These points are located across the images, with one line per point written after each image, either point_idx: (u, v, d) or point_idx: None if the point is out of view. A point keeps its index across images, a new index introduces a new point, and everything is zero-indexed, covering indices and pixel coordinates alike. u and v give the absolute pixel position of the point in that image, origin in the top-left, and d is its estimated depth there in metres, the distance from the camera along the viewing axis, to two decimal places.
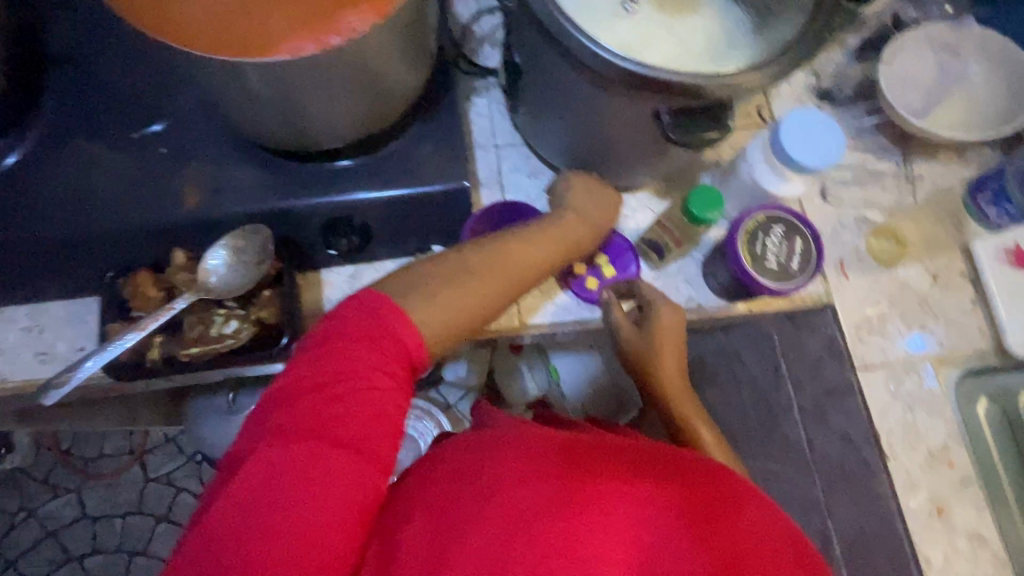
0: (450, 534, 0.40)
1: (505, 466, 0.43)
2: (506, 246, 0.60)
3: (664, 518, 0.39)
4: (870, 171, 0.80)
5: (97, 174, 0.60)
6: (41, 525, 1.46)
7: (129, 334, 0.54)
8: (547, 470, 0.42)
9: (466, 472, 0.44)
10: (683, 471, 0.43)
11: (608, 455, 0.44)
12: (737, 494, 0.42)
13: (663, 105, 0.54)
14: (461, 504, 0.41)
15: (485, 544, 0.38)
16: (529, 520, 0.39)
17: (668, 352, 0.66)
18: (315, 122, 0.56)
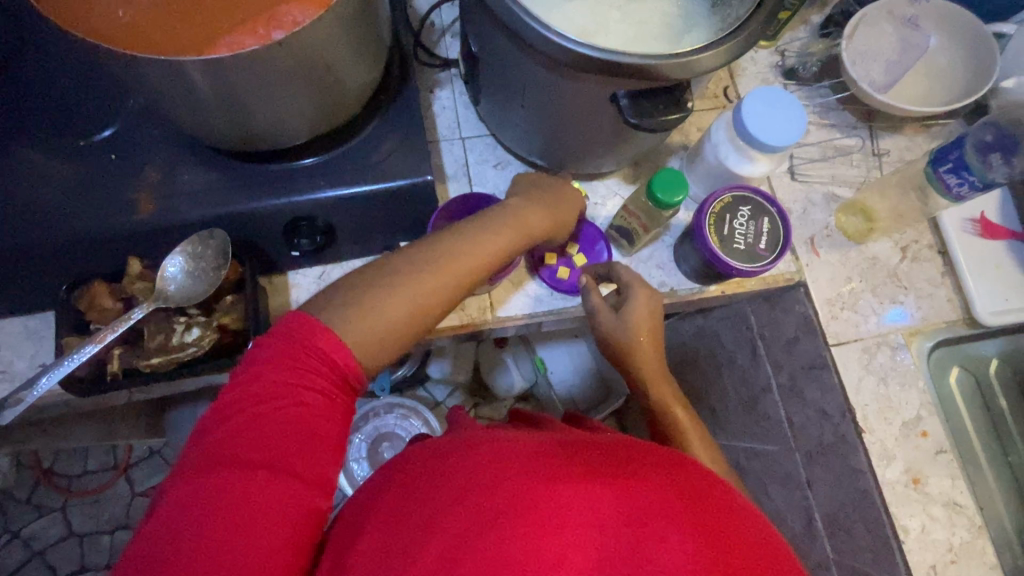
0: (408, 544, 0.39)
1: (465, 471, 0.42)
2: (457, 244, 0.56)
3: (624, 519, 0.39)
4: (837, 148, 0.81)
5: (44, 182, 0.58)
6: (26, 546, 1.43)
7: (86, 346, 0.53)
8: (507, 475, 0.41)
9: (427, 479, 0.43)
10: (646, 471, 0.43)
11: (571, 457, 0.43)
12: (699, 493, 0.42)
13: (620, 88, 0.53)
14: (421, 515, 0.40)
15: (443, 554, 0.38)
16: (488, 527, 0.38)
17: (647, 337, 0.66)
18: (268, 121, 0.55)
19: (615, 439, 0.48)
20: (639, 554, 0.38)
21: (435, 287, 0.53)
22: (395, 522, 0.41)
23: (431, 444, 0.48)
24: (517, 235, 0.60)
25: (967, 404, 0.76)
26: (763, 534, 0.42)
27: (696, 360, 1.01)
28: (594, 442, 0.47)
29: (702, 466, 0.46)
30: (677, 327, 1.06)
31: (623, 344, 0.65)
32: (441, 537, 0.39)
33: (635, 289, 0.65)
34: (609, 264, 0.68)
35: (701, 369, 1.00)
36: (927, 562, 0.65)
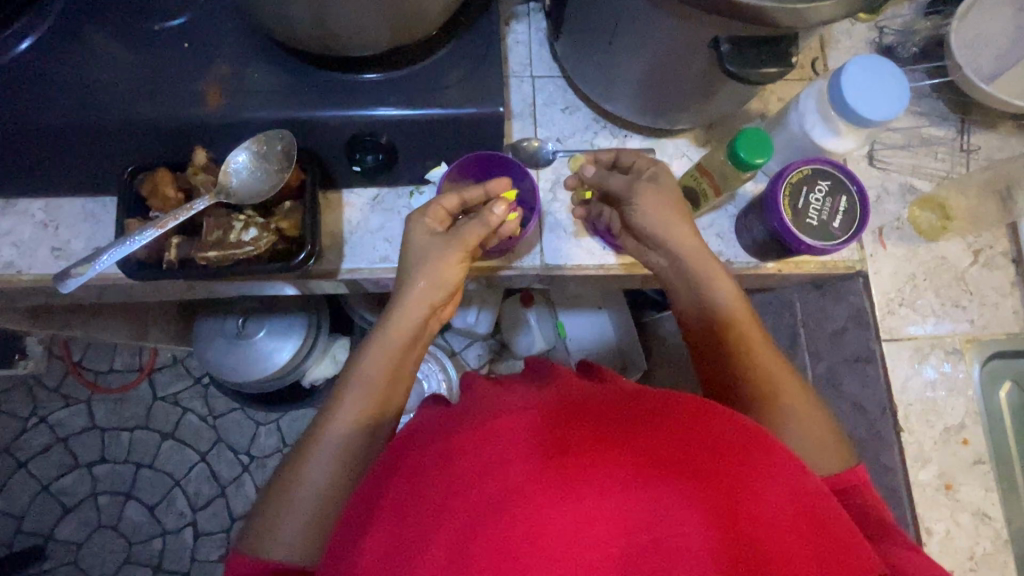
0: (425, 521, 0.39)
1: (472, 451, 0.41)
2: (345, 385, 0.59)
3: (642, 482, 0.38)
4: (923, 138, 0.76)
5: (113, 64, 0.57)
6: (52, 431, 1.50)
7: (147, 230, 0.53)
8: (515, 453, 0.39)
9: (435, 458, 0.42)
10: (661, 423, 0.41)
11: (579, 421, 0.41)
12: (720, 440, 0.40)
13: (724, 32, 0.50)
14: (425, 502, 0.40)
15: (458, 531, 0.38)
16: (500, 506, 0.38)
17: (666, 207, 0.61)
18: (348, 25, 0.52)
19: (626, 391, 0.46)
20: (661, 515, 0.37)
21: (335, 452, 0.56)
22: (411, 498, 0.41)
23: (436, 422, 0.48)
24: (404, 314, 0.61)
25: (1010, 420, 0.74)
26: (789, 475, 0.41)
27: None
28: (603, 399, 0.45)
29: (721, 409, 0.44)
30: None
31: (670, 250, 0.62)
32: (455, 516, 0.38)
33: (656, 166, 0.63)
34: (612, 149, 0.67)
35: None
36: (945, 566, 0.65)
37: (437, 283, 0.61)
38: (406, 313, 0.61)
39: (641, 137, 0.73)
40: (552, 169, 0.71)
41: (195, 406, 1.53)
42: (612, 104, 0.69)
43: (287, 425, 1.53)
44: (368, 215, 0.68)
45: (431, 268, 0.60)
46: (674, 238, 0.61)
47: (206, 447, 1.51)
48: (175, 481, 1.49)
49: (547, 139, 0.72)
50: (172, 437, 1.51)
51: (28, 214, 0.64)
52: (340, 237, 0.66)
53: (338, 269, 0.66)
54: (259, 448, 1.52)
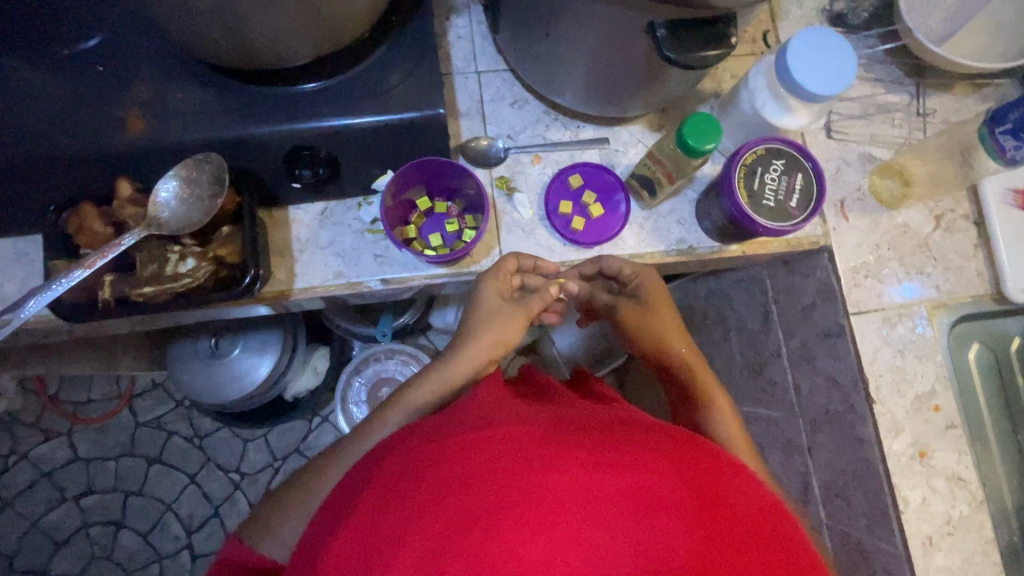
0: (402, 518, 0.40)
1: (461, 458, 0.42)
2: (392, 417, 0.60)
3: (624, 507, 0.40)
4: (880, 105, 0.75)
5: (24, 97, 0.54)
6: (34, 467, 1.47)
7: (74, 271, 0.50)
8: (503, 466, 0.42)
9: (421, 461, 0.44)
10: (649, 457, 0.44)
11: (567, 442, 0.44)
12: (701, 476, 0.44)
13: (659, 16, 0.48)
14: (421, 492, 0.41)
15: (436, 535, 0.39)
16: (483, 515, 0.39)
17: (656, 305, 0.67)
18: (269, 38, 0.50)
19: (612, 420, 0.50)
20: (638, 536, 0.39)
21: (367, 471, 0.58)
22: (407, 489, 0.42)
23: (433, 423, 0.49)
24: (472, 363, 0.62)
25: (981, 381, 0.75)
26: (762, 514, 0.44)
27: (704, 324, 1.00)
28: (589, 425, 0.48)
29: (705, 449, 0.48)
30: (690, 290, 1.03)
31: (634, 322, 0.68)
32: (439, 517, 0.39)
33: (637, 275, 0.66)
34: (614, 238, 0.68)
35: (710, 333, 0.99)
36: (923, 532, 0.65)
37: (500, 343, 0.63)
38: (472, 356, 0.62)
39: (594, 127, 0.71)
40: (506, 166, 0.69)
41: (180, 428, 1.51)
42: (561, 96, 0.67)
43: (276, 439, 1.52)
44: (318, 230, 0.65)
45: (496, 330, 0.63)
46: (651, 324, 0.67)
47: (195, 468, 1.50)
48: (167, 505, 1.48)
49: (497, 136, 0.70)
50: (159, 461, 1.49)
51: None
52: (291, 255, 0.64)
53: (291, 289, 0.64)
54: (249, 464, 1.51)
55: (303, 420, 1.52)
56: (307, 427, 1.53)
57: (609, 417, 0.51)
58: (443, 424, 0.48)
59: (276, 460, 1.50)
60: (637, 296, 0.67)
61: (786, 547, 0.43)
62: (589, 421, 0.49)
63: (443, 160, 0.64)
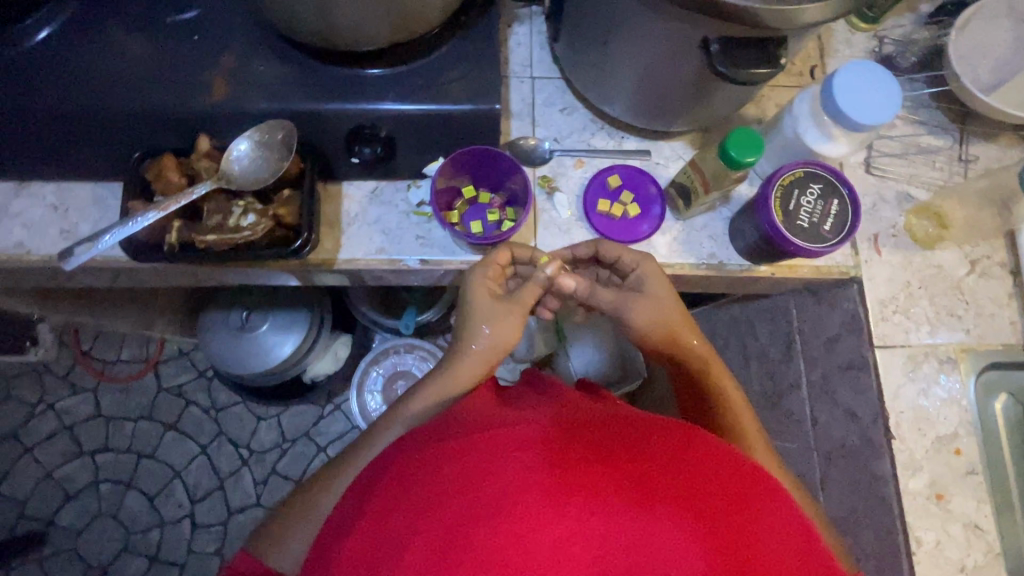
0: (411, 517, 0.42)
1: (465, 458, 0.44)
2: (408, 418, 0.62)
3: (625, 502, 0.41)
4: (921, 147, 0.77)
5: (123, 55, 0.59)
6: (58, 419, 1.52)
7: (148, 213, 0.55)
8: (504, 464, 0.42)
9: (428, 461, 0.45)
10: (667, 468, 0.43)
11: (567, 441, 0.45)
12: (703, 467, 0.44)
13: (714, 32, 0.52)
14: (437, 485, 0.43)
15: (443, 534, 0.40)
16: (486, 514, 0.40)
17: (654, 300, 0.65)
18: (350, 22, 0.54)
19: (612, 416, 0.51)
20: (638, 534, 0.40)
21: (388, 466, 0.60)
22: (424, 482, 0.43)
23: (452, 421, 0.50)
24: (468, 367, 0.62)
25: (1005, 432, 0.73)
26: (765, 506, 0.44)
27: (725, 349, 1.00)
28: (606, 428, 0.48)
29: (733, 462, 0.47)
30: (712, 315, 1.04)
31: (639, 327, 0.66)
32: (453, 512, 0.41)
33: (637, 262, 0.65)
34: (591, 244, 0.67)
35: (729, 359, 0.99)
36: None
37: (495, 342, 0.63)
38: (469, 361, 0.62)
39: (637, 139, 0.74)
40: (549, 167, 0.72)
41: (198, 399, 1.55)
42: (609, 107, 0.70)
43: (287, 421, 1.55)
44: (367, 208, 0.69)
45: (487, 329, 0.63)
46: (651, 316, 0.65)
47: (207, 440, 1.53)
48: (175, 473, 1.51)
49: (544, 138, 0.73)
50: (174, 428, 1.53)
51: (41, 196, 0.66)
52: (339, 227, 0.68)
53: (335, 258, 0.67)
54: (259, 442, 1.54)
55: (316, 405, 1.56)
56: (319, 413, 1.56)
57: (612, 413, 0.52)
58: (448, 426, 0.50)
59: (285, 441, 1.53)
60: (641, 286, 0.65)
61: (785, 542, 0.43)
62: (593, 420, 0.49)
63: (493, 150, 0.67)
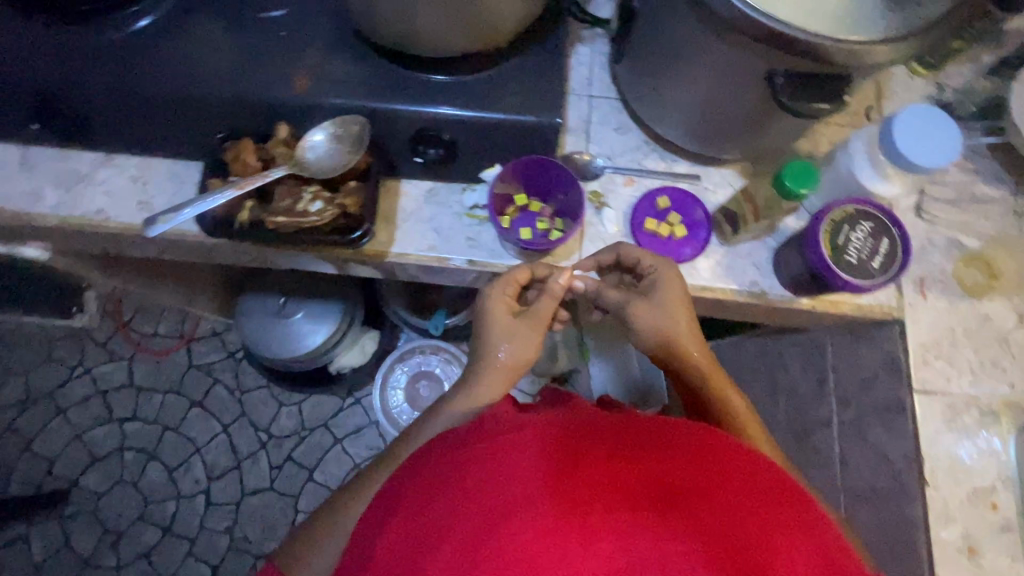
0: (441, 515, 0.42)
1: (491, 458, 0.44)
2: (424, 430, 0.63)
3: (650, 506, 0.42)
4: (976, 195, 0.76)
5: (217, 45, 0.64)
6: (93, 384, 1.58)
7: (226, 190, 0.59)
8: (529, 463, 0.43)
9: (454, 461, 0.46)
10: (694, 480, 0.44)
11: (587, 442, 0.45)
12: (720, 467, 0.45)
13: (779, 66, 0.53)
14: (467, 486, 0.43)
15: (472, 536, 0.41)
16: (514, 511, 0.41)
17: (671, 307, 0.65)
18: (432, 29, 0.58)
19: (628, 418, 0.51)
20: (662, 533, 0.41)
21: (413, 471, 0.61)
22: (454, 482, 0.44)
23: (480, 423, 0.50)
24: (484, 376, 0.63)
25: None
26: (784, 505, 0.45)
27: (752, 381, 0.99)
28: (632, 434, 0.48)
29: (761, 474, 0.47)
30: (741, 346, 1.03)
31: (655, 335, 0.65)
32: (482, 514, 0.41)
33: (657, 268, 0.66)
34: (612, 248, 0.68)
35: (756, 392, 0.98)
36: None
37: (511, 356, 0.64)
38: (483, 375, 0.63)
39: (688, 163, 0.75)
40: (599, 183, 0.74)
41: (225, 379, 1.60)
42: (663, 129, 0.72)
43: (308, 410, 1.58)
44: (422, 206, 0.72)
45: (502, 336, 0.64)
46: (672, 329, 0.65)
47: (229, 420, 1.57)
48: (196, 448, 1.55)
49: (597, 155, 0.75)
50: (200, 405, 1.58)
51: (123, 168, 0.71)
52: (394, 222, 0.71)
53: (387, 251, 0.70)
54: (278, 428, 1.57)
55: (337, 397, 1.59)
56: (338, 405, 1.59)
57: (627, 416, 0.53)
58: (472, 428, 0.50)
59: (303, 430, 1.56)
60: (650, 291, 0.66)
61: (814, 555, 0.43)
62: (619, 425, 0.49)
63: (549, 160, 0.70)
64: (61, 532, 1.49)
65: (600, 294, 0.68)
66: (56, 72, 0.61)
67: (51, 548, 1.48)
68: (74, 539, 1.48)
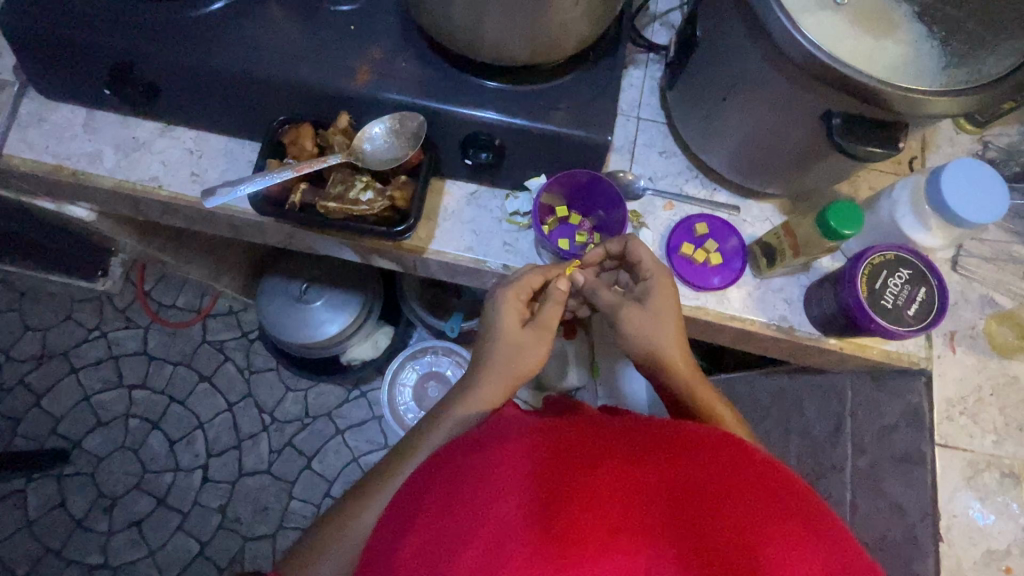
0: (461, 522, 0.42)
1: (506, 464, 0.44)
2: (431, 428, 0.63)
3: (665, 512, 0.42)
4: (1013, 255, 0.76)
5: (287, 32, 0.66)
6: (108, 347, 1.61)
7: (285, 171, 0.61)
8: (543, 468, 0.43)
9: (469, 468, 0.46)
10: (709, 484, 0.43)
11: (595, 445, 0.46)
12: (729, 469, 0.45)
13: (837, 107, 0.54)
14: (483, 490, 0.43)
15: (490, 541, 0.40)
16: (534, 513, 0.41)
17: (662, 310, 0.65)
18: (499, 38, 0.59)
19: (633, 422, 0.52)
20: (673, 540, 0.41)
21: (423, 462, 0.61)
22: (470, 485, 0.44)
23: (494, 429, 0.51)
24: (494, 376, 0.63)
25: None
26: (798, 509, 0.44)
27: (765, 418, 0.99)
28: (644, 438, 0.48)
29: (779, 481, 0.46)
30: (756, 381, 1.03)
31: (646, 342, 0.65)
32: (498, 517, 0.41)
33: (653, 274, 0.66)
34: (619, 244, 0.69)
35: (769, 429, 0.97)
36: None
37: (518, 355, 0.64)
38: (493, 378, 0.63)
39: (729, 193, 0.76)
40: (640, 204, 0.75)
41: (236, 357, 1.62)
42: (708, 157, 0.73)
43: (313, 397, 1.59)
44: (464, 207, 0.73)
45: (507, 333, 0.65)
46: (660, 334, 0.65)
47: (235, 399, 1.59)
48: (200, 423, 1.57)
49: (640, 175, 0.76)
50: (209, 380, 1.60)
51: (180, 140, 0.73)
52: (435, 220, 0.72)
53: (426, 247, 0.71)
54: (282, 412, 1.58)
55: (343, 388, 1.60)
56: (344, 395, 1.60)
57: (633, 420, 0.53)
58: (482, 433, 0.51)
59: (307, 417, 1.57)
60: (643, 297, 0.66)
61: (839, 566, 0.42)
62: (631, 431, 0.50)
63: (597, 176, 0.70)
64: (58, 491, 1.50)
65: (595, 293, 0.69)
66: (133, 42, 0.64)
67: (46, 506, 1.49)
68: (69, 500, 1.49)
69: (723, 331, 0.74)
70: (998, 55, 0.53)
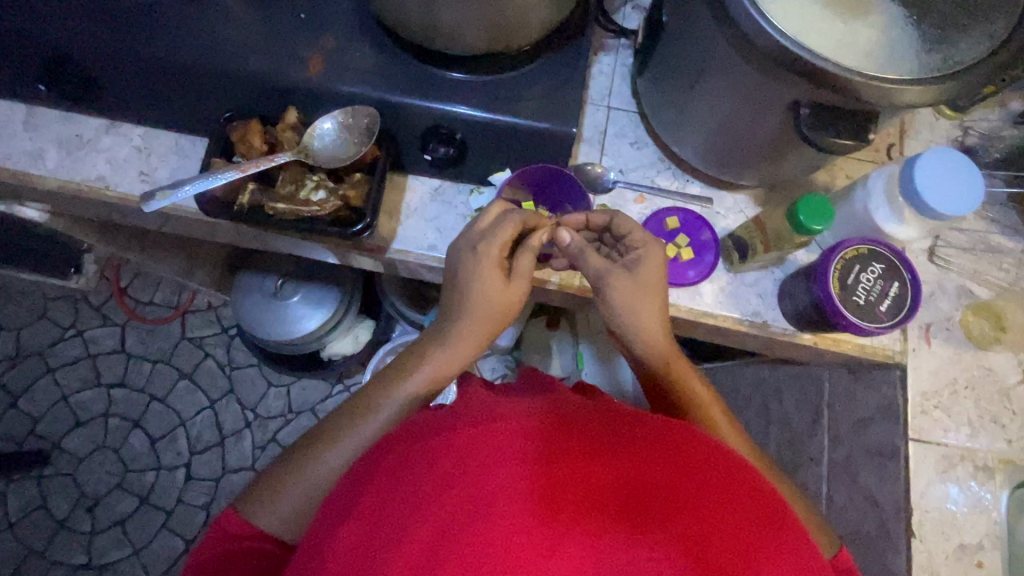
0: (403, 517, 0.41)
1: (458, 456, 0.42)
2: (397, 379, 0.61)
3: (610, 497, 0.41)
4: (991, 245, 0.75)
5: (231, 21, 0.62)
6: (84, 346, 1.57)
7: (228, 171, 0.58)
8: (490, 457, 0.42)
9: (419, 457, 0.44)
10: (657, 468, 0.43)
11: (546, 429, 0.44)
12: (680, 455, 0.44)
13: (806, 97, 0.52)
14: (429, 479, 0.42)
15: (433, 532, 0.39)
16: (480, 512, 0.40)
17: (648, 276, 0.62)
18: (453, 27, 0.56)
19: (592, 408, 0.50)
20: (618, 522, 0.40)
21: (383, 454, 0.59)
22: (413, 477, 0.42)
23: (444, 415, 0.49)
24: (468, 329, 0.62)
25: None
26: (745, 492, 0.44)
27: (745, 409, 0.98)
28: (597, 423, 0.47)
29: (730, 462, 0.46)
30: (737, 371, 1.02)
31: (643, 313, 0.63)
32: (442, 509, 0.40)
33: (644, 246, 0.63)
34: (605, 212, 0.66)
35: (748, 420, 0.96)
36: None
37: (493, 310, 0.62)
38: (464, 330, 0.62)
39: (702, 185, 0.74)
40: (610, 197, 0.73)
41: (216, 353, 1.59)
42: (680, 147, 0.71)
43: (295, 392, 1.57)
44: (427, 204, 0.71)
45: (486, 289, 0.61)
46: (656, 304, 0.63)
47: (217, 395, 1.56)
48: (181, 420, 1.55)
49: (610, 167, 0.74)
50: (189, 377, 1.57)
51: (128, 137, 0.70)
52: (397, 218, 0.69)
53: (388, 247, 0.69)
54: (265, 408, 1.56)
55: (326, 383, 1.58)
56: (327, 390, 1.58)
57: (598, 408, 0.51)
58: (438, 419, 0.48)
59: (290, 412, 1.55)
60: (632, 266, 0.63)
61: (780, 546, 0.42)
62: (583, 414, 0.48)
63: (559, 171, 0.68)
64: (39, 492, 1.48)
65: (581, 257, 0.64)
66: (67, 35, 0.60)
67: (27, 508, 1.47)
68: (50, 501, 1.47)
69: (696, 327, 0.73)
70: (974, 40, 0.51)
